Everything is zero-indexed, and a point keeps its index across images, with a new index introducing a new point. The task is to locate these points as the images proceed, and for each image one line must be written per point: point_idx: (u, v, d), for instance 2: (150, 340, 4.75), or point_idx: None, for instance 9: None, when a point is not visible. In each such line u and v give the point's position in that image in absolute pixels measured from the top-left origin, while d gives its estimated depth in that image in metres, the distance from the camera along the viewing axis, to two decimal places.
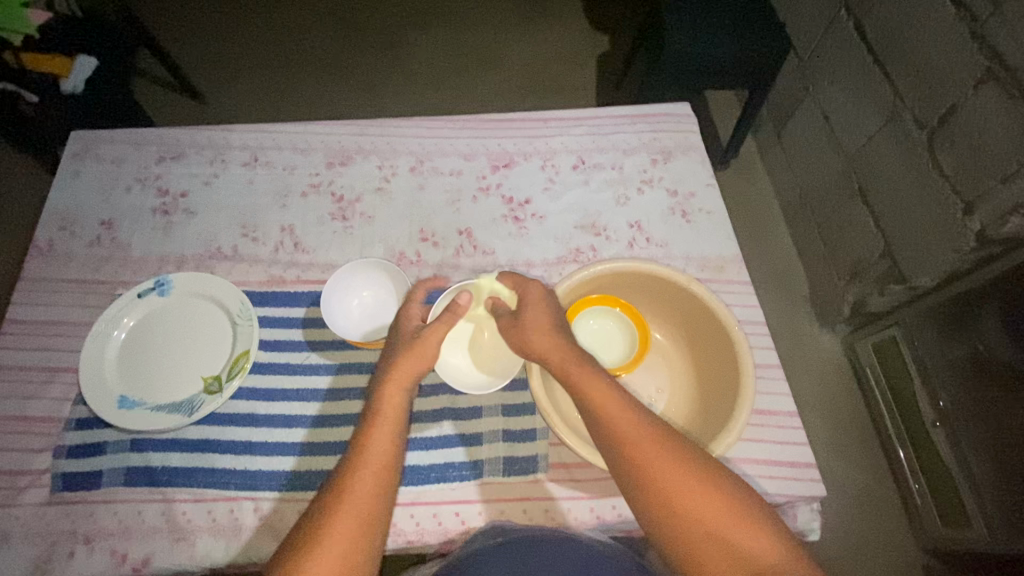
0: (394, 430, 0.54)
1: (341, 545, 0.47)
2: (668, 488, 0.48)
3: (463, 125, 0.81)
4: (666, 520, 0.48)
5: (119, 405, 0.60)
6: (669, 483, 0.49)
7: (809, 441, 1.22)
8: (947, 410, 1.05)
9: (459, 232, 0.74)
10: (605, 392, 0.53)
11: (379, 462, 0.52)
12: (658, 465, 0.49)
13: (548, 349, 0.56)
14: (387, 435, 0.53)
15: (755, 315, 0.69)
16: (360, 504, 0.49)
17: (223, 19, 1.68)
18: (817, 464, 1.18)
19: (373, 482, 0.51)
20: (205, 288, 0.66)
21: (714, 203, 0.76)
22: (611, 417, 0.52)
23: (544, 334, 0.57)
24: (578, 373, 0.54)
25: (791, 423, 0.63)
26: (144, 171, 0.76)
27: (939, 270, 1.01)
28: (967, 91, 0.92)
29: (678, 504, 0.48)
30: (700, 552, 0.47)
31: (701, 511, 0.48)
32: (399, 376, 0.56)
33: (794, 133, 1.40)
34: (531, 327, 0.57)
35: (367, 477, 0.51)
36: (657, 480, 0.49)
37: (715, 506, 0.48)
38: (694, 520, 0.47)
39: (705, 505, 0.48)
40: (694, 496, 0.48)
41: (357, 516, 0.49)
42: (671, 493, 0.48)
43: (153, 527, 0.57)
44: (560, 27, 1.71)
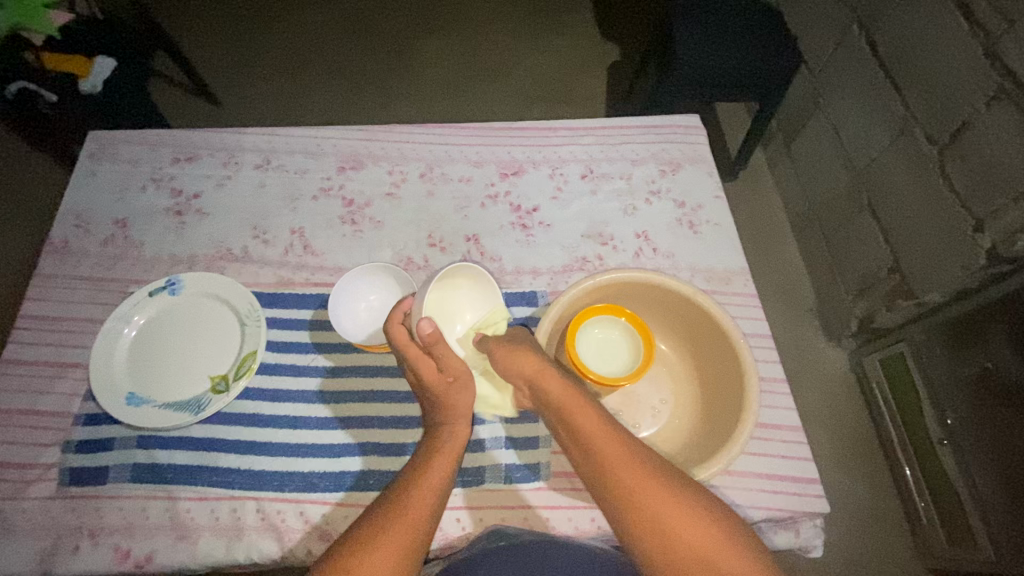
0: (456, 453, 0.55)
1: (387, 562, 0.47)
2: (665, 520, 0.48)
3: (474, 133, 0.82)
4: (660, 551, 0.47)
5: (127, 402, 0.61)
6: (666, 514, 0.48)
7: (814, 456, 1.20)
8: (953, 427, 1.04)
9: (467, 238, 0.75)
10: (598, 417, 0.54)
11: (440, 484, 0.53)
12: (654, 494, 0.49)
13: (538, 373, 0.55)
14: (450, 459, 0.55)
15: (760, 328, 0.69)
16: (416, 519, 0.50)
17: (240, 23, 1.71)
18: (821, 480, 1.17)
19: (431, 502, 0.51)
20: (215, 288, 0.67)
21: (722, 215, 0.76)
22: (604, 447, 0.52)
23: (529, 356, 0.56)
24: (569, 398, 0.55)
25: (795, 438, 0.62)
26: (159, 172, 0.77)
27: (947, 287, 1.01)
28: (979, 107, 0.91)
29: (672, 536, 0.47)
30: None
31: (696, 542, 0.47)
32: (457, 405, 0.58)
33: (804, 145, 1.40)
34: (517, 351, 0.57)
35: (428, 496, 0.51)
36: (652, 511, 0.48)
37: (710, 538, 0.47)
38: (689, 553, 0.47)
39: (699, 531, 0.47)
40: (693, 529, 0.47)
41: (407, 532, 0.49)
42: (665, 520, 0.48)
43: (157, 525, 0.57)
44: (573, 36, 1.72)
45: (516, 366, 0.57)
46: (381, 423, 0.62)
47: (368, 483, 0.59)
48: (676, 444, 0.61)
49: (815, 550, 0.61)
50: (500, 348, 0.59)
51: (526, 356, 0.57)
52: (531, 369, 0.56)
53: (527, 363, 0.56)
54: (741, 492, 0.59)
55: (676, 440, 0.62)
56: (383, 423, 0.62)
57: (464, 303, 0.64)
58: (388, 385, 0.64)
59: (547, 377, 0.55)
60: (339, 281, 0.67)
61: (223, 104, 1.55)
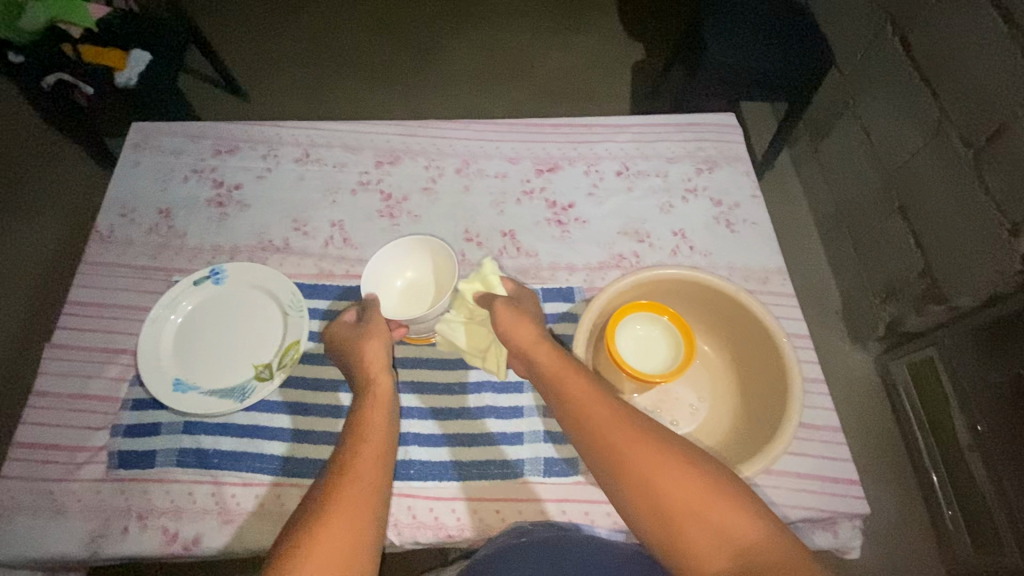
0: (385, 411, 0.57)
1: (345, 519, 0.47)
2: (643, 470, 0.48)
3: (509, 129, 0.82)
4: (645, 505, 0.47)
5: (174, 387, 0.62)
6: (642, 464, 0.48)
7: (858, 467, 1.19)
8: (984, 434, 1.02)
9: (503, 234, 0.75)
10: (575, 379, 0.55)
11: (378, 441, 0.54)
12: (631, 447, 0.49)
13: (531, 346, 0.59)
14: (380, 415, 0.56)
15: (801, 327, 0.68)
16: (364, 477, 0.50)
17: (267, 18, 1.73)
18: (865, 489, 1.17)
19: (373, 458, 0.52)
20: (259, 277, 0.68)
21: (759, 214, 0.76)
22: (584, 409, 0.53)
23: (523, 327, 0.61)
24: (557, 367, 0.57)
25: (836, 439, 0.62)
26: (200, 163, 0.79)
27: (980, 291, 1.01)
28: (1016, 111, 0.91)
29: (653, 487, 0.47)
30: (686, 535, 0.45)
31: (673, 490, 0.46)
32: (372, 363, 0.59)
33: (832, 147, 1.39)
34: (520, 322, 0.61)
35: (370, 453, 0.53)
36: (631, 463, 0.48)
37: (685, 485, 0.46)
38: (670, 502, 0.46)
39: (675, 482, 0.47)
40: (665, 477, 0.47)
41: (360, 488, 0.49)
42: (646, 476, 0.48)
43: (203, 508, 0.58)
44: (598, 35, 1.72)
45: (518, 337, 0.60)
46: (421, 415, 0.64)
47: (409, 473, 0.61)
48: (715, 442, 0.61)
49: (852, 552, 0.61)
50: (503, 305, 0.62)
51: (523, 326, 0.61)
52: (528, 338, 0.60)
53: (522, 333, 0.60)
54: (780, 490, 0.59)
55: (715, 438, 0.62)
56: (422, 415, 0.64)
57: (429, 272, 0.68)
58: (429, 377, 0.66)
59: (536, 349, 0.59)
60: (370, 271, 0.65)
61: (249, 98, 1.57)
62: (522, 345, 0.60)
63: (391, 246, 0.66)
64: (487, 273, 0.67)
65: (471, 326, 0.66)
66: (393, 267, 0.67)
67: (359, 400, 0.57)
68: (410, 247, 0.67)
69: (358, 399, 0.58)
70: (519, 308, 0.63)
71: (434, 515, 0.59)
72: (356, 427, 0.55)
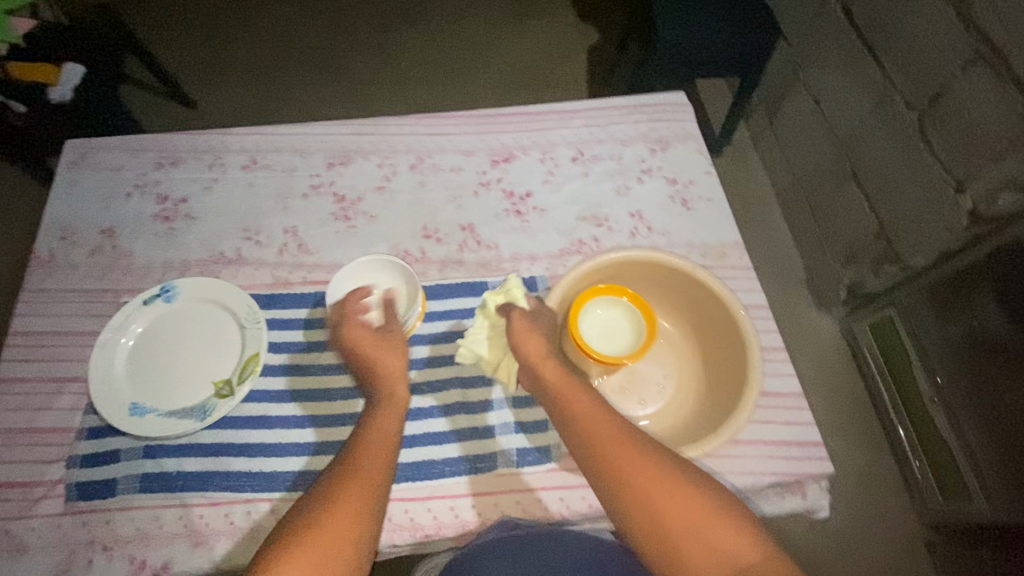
0: (397, 414, 0.57)
1: (343, 526, 0.48)
2: (651, 493, 0.49)
3: (462, 121, 0.81)
4: (648, 525, 0.49)
5: (131, 412, 0.60)
6: (651, 488, 0.49)
7: (833, 430, 1.23)
8: (943, 386, 1.08)
9: (462, 228, 0.74)
10: (583, 394, 0.56)
11: (381, 451, 0.53)
12: (637, 468, 0.50)
13: (539, 359, 0.58)
14: (390, 425, 0.55)
15: (758, 299, 0.70)
16: (368, 484, 0.51)
17: (209, 22, 1.67)
18: (841, 450, 1.21)
19: (375, 476, 0.52)
20: (212, 292, 0.66)
21: (714, 191, 0.77)
22: (594, 418, 0.54)
23: (532, 338, 0.59)
24: (566, 385, 0.56)
25: (798, 404, 0.64)
26: (143, 178, 0.76)
27: (932, 249, 1.05)
28: (955, 71, 0.93)
29: (659, 510, 0.49)
30: (686, 552, 0.47)
31: (681, 512, 0.48)
32: (390, 369, 0.59)
33: (785, 118, 1.41)
34: (533, 334, 0.59)
35: (373, 468, 0.52)
36: (639, 482, 0.50)
37: (691, 506, 0.48)
38: (673, 522, 0.48)
39: (683, 500, 0.49)
40: (671, 500, 0.49)
41: (360, 496, 0.50)
42: (653, 497, 0.49)
43: (171, 532, 0.57)
44: (552, 20, 1.71)
45: (526, 350, 0.58)
46: None
47: None
48: (683, 420, 0.62)
49: (821, 512, 0.63)
50: (519, 321, 0.60)
51: (533, 337, 0.59)
52: (536, 350, 0.58)
53: (533, 345, 0.58)
54: (747, 458, 0.61)
55: (683, 417, 0.62)
56: None
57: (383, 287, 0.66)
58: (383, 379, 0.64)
59: (545, 363, 0.58)
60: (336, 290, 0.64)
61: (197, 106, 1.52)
62: (529, 360, 0.58)
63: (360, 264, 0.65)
64: (511, 287, 0.65)
65: (494, 339, 0.64)
66: (357, 281, 0.66)
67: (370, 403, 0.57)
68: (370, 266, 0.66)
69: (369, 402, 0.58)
70: (534, 318, 0.61)
71: (410, 517, 0.59)
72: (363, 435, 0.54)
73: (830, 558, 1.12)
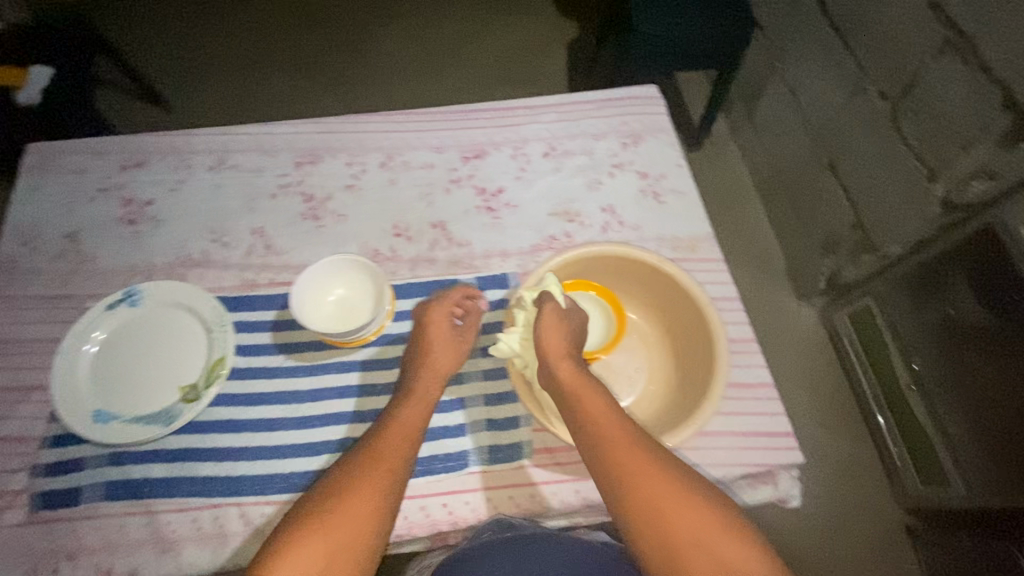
0: (424, 410, 0.58)
1: (353, 521, 0.51)
2: (660, 504, 0.50)
3: (433, 118, 0.81)
4: (654, 533, 0.50)
5: (95, 419, 0.59)
6: (660, 498, 0.50)
7: (815, 420, 1.24)
8: (920, 373, 1.09)
9: (433, 226, 0.73)
10: (598, 397, 0.56)
11: (402, 448, 0.55)
12: (646, 475, 0.51)
13: (557, 359, 0.57)
14: (413, 422, 0.57)
15: (728, 291, 0.70)
16: (380, 482, 0.53)
17: (183, 21, 1.64)
18: (822, 438, 1.22)
19: (392, 477, 0.54)
20: (178, 296, 0.65)
21: (685, 184, 0.77)
22: (607, 421, 0.54)
23: (555, 335, 0.57)
24: (579, 385, 0.56)
25: (767, 395, 0.64)
26: (107, 181, 0.75)
27: (908, 237, 1.05)
28: (926, 60, 0.94)
29: (667, 519, 0.50)
30: (689, 564, 0.48)
31: (687, 523, 0.49)
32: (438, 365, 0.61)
33: (764, 110, 1.41)
34: (555, 329, 0.57)
35: (390, 465, 0.54)
36: (646, 491, 0.51)
37: (699, 518, 0.49)
38: (680, 532, 0.49)
39: (690, 512, 0.49)
40: (680, 510, 0.49)
41: (373, 493, 0.52)
42: (660, 506, 0.50)
43: (138, 539, 0.56)
44: (531, 15, 1.70)
45: (546, 348, 0.57)
46: (358, 416, 0.61)
47: None
48: (654, 412, 0.62)
49: (793, 501, 0.62)
50: (549, 313, 0.58)
51: (556, 334, 0.57)
52: (554, 348, 0.57)
53: (553, 343, 0.57)
54: (718, 450, 0.61)
55: (653, 409, 0.62)
56: (359, 416, 0.61)
57: (350, 288, 0.65)
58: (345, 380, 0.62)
59: (562, 363, 0.57)
60: (301, 295, 0.62)
61: (172, 107, 1.50)
62: (546, 357, 0.57)
63: (322, 265, 0.63)
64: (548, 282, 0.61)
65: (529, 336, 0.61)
66: (321, 284, 0.64)
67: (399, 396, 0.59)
68: (333, 267, 0.64)
69: (399, 395, 0.59)
70: (565, 317, 0.59)
71: None
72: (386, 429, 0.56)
73: (810, 545, 1.13)
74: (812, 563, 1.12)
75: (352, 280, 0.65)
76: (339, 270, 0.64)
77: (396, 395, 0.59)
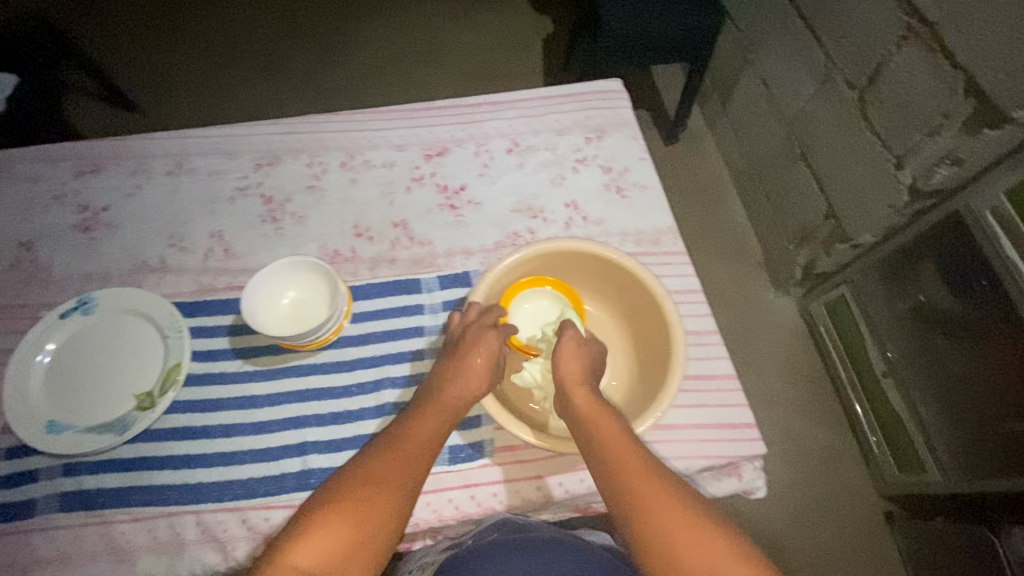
0: (439, 425, 0.55)
1: (343, 532, 0.48)
2: (677, 538, 0.46)
3: (394, 115, 0.79)
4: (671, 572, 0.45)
5: (48, 429, 0.58)
6: (678, 532, 0.46)
7: (793, 409, 1.24)
8: (894, 360, 1.09)
9: (395, 225, 0.73)
10: (614, 425, 0.53)
11: (408, 464, 0.52)
12: (662, 506, 0.48)
13: (573, 385, 0.55)
14: (424, 438, 0.54)
15: (690, 284, 0.70)
16: (381, 497, 0.50)
17: (155, 25, 1.62)
18: (802, 428, 1.23)
19: (395, 500, 0.50)
20: (132, 302, 0.64)
21: (648, 178, 0.77)
22: (620, 450, 0.51)
23: (571, 360, 0.56)
24: (596, 412, 0.53)
25: (729, 387, 0.64)
26: (61, 188, 0.73)
27: (879, 226, 1.05)
28: (891, 48, 0.94)
29: (683, 555, 0.45)
30: None
31: (704, 557, 0.45)
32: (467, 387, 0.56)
33: (739, 101, 1.41)
34: (573, 356, 0.56)
35: (393, 480, 0.51)
36: (663, 524, 0.47)
37: (721, 554, 0.45)
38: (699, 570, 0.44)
39: (710, 547, 0.45)
40: (698, 544, 0.45)
41: (371, 507, 0.49)
42: (676, 542, 0.46)
43: (93, 551, 0.55)
44: (508, 11, 1.69)
45: (562, 374, 0.55)
46: (318, 419, 0.60)
47: (309, 482, 0.58)
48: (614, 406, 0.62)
49: (758, 491, 0.63)
50: (570, 340, 0.56)
51: (575, 359, 0.56)
52: (572, 374, 0.55)
53: (571, 367, 0.55)
54: (681, 444, 0.61)
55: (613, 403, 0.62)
56: (319, 419, 0.60)
57: (303, 289, 0.64)
58: (305, 382, 0.62)
59: (576, 390, 0.55)
60: (251, 300, 0.61)
61: (146, 112, 1.48)
62: (564, 382, 0.55)
63: (270, 269, 0.62)
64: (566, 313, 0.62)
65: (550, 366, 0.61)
66: (272, 288, 0.63)
67: (416, 409, 0.56)
68: (283, 269, 0.63)
69: (416, 408, 0.56)
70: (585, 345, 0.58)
71: None
72: (396, 441, 0.53)
73: (791, 534, 1.14)
74: (792, 552, 1.12)
75: (303, 280, 0.64)
76: (288, 271, 0.63)
77: (414, 407, 0.57)
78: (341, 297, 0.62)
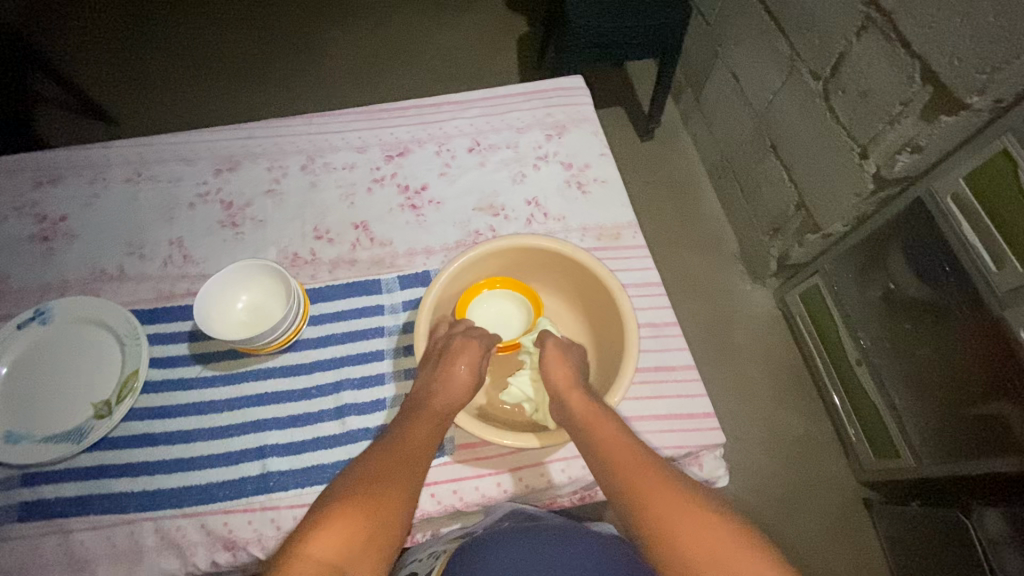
0: (433, 428, 0.55)
1: (354, 530, 0.46)
2: (675, 524, 0.45)
3: (354, 117, 0.80)
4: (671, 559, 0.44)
5: (7, 440, 0.58)
6: (677, 518, 0.45)
7: (772, 400, 1.25)
8: (867, 348, 1.10)
9: (355, 226, 0.73)
10: (609, 425, 0.52)
11: (409, 466, 0.52)
12: (660, 495, 0.47)
13: (566, 389, 0.55)
14: (421, 440, 0.54)
15: (649, 277, 0.70)
16: (388, 497, 0.50)
17: (127, 34, 1.61)
18: (780, 418, 1.24)
19: (400, 499, 0.50)
20: (89, 311, 0.64)
21: (608, 173, 0.77)
22: (616, 449, 0.51)
23: (555, 362, 0.56)
24: (592, 413, 0.53)
25: (689, 377, 0.64)
26: (19, 199, 0.73)
27: (846, 215, 1.06)
28: (851, 39, 0.95)
29: (681, 541, 0.44)
30: None
31: (702, 541, 0.43)
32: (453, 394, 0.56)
33: (710, 95, 1.42)
34: (559, 363, 0.56)
35: (396, 482, 0.51)
36: (663, 512, 0.46)
37: (722, 538, 0.43)
38: (699, 555, 0.43)
39: (709, 532, 0.44)
40: (696, 528, 0.44)
41: (380, 507, 0.49)
42: (676, 529, 0.44)
43: (51, 560, 0.55)
44: (481, 10, 1.69)
45: (552, 378, 0.56)
46: (278, 422, 0.61)
47: (268, 485, 0.58)
48: None
49: (720, 480, 0.64)
50: (553, 347, 0.58)
51: (561, 365, 0.56)
52: (563, 378, 0.55)
53: (558, 373, 0.56)
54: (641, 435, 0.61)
55: None
56: (279, 422, 0.61)
57: (259, 292, 0.64)
58: (266, 386, 0.62)
59: (570, 394, 0.54)
60: (204, 306, 0.61)
61: (119, 122, 1.48)
62: (557, 387, 0.55)
63: (221, 275, 0.62)
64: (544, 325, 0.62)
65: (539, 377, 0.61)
66: (225, 293, 0.63)
67: (409, 414, 0.56)
68: (234, 274, 0.63)
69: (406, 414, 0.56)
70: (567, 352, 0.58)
71: None
72: (394, 445, 0.53)
73: (772, 524, 1.14)
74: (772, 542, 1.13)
75: (257, 283, 0.64)
76: (242, 276, 0.63)
77: (405, 412, 0.57)
78: (294, 297, 0.62)
